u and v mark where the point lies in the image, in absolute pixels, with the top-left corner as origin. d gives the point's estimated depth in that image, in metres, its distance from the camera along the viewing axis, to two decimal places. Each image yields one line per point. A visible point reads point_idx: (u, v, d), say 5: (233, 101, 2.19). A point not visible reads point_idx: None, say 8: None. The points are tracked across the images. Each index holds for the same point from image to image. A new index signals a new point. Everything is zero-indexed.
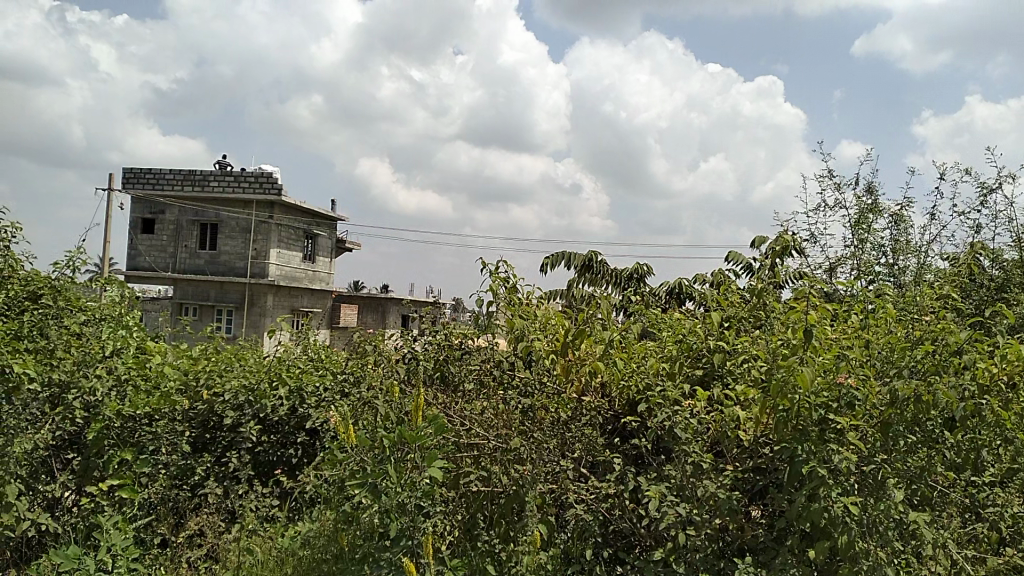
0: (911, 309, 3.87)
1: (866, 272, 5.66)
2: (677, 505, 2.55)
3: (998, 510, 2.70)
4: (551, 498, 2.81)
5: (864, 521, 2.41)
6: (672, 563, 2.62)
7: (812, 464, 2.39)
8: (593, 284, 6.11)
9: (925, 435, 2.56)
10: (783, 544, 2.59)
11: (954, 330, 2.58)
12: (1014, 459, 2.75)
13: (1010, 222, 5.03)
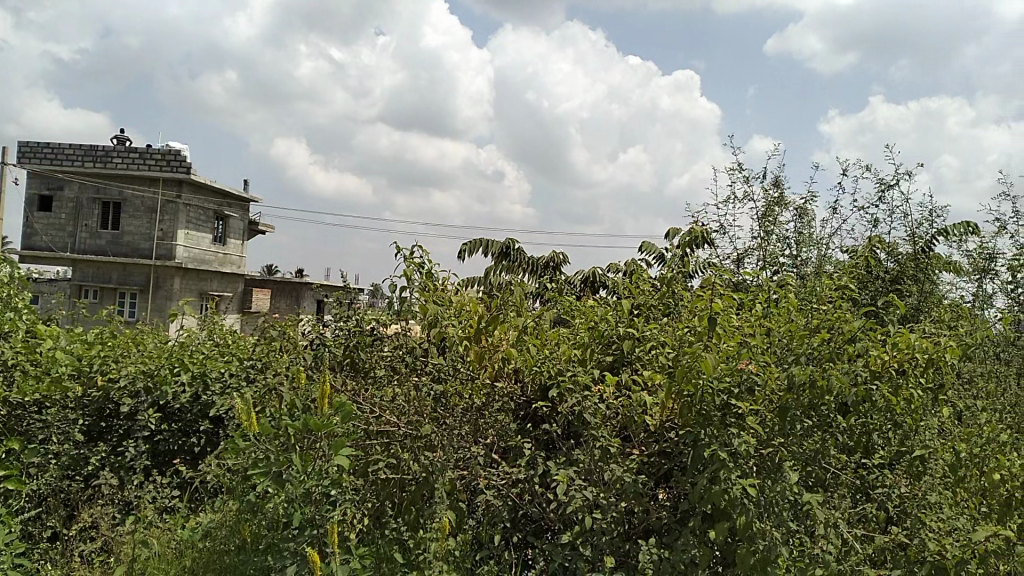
0: (811, 298, 4.02)
1: (772, 263, 5.85)
2: (585, 489, 2.58)
3: (886, 491, 2.80)
4: (461, 484, 2.81)
5: (760, 502, 2.49)
6: (579, 546, 2.63)
7: (713, 447, 2.45)
8: (510, 272, 6.13)
9: (820, 419, 2.65)
10: (686, 525, 2.64)
11: (849, 319, 2.69)
12: (902, 441, 2.87)
13: (904, 217, 5.26)
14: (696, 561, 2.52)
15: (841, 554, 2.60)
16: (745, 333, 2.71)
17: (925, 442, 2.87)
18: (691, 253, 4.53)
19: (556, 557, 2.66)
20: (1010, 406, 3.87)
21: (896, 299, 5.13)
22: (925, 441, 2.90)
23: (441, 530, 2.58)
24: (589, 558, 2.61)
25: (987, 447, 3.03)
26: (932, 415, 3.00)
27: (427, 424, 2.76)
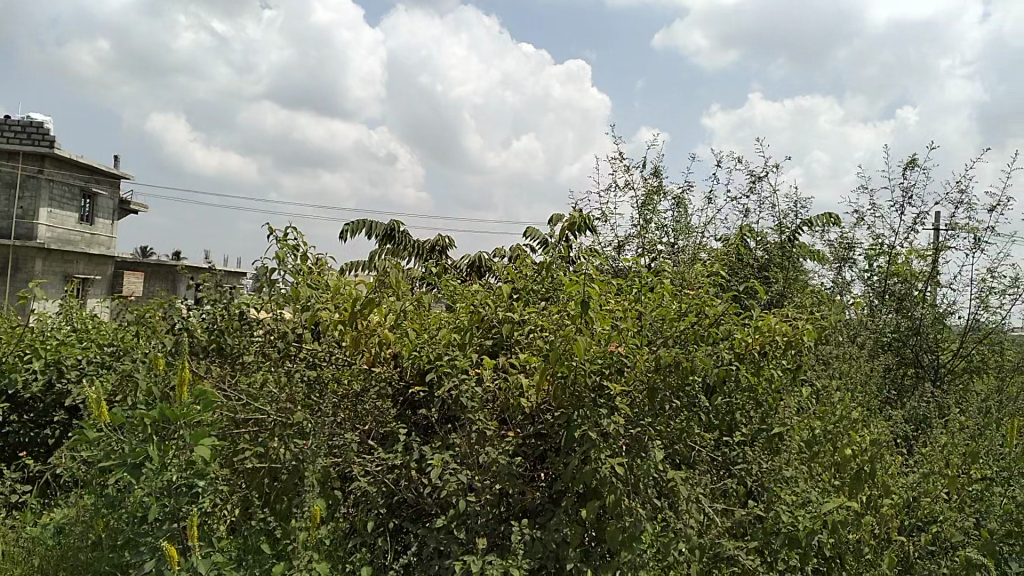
0: (682, 283, 4.15)
1: (650, 249, 6.02)
2: (459, 473, 2.57)
3: (746, 467, 2.90)
4: (336, 472, 2.71)
5: (629, 479, 2.52)
6: (454, 529, 2.61)
7: (584, 428, 2.47)
8: (393, 255, 6.06)
9: (686, 399, 2.74)
10: (558, 506, 2.68)
11: (714, 304, 2.81)
12: (763, 419, 3.00)
13: (773, 207, 5.52)
14: (568, 539, 2.56)
15: (704, 528, 2.69)
16: (615, 316, 2.75)
17: (784, 420, 2.99)
18: (572, 239, 4.59)
19: (431, 540, 2.62)
20: (861, 385, 4.14)
21: (763, 285, 5.38)
22: (784, 419, 3.00)
23: (311, 518, 2.45)
24: (463, 541, 2.57)
25: (841, 424, 3.15)
26: (793, 393, 3.10)
27: (299, 411, 2.66)
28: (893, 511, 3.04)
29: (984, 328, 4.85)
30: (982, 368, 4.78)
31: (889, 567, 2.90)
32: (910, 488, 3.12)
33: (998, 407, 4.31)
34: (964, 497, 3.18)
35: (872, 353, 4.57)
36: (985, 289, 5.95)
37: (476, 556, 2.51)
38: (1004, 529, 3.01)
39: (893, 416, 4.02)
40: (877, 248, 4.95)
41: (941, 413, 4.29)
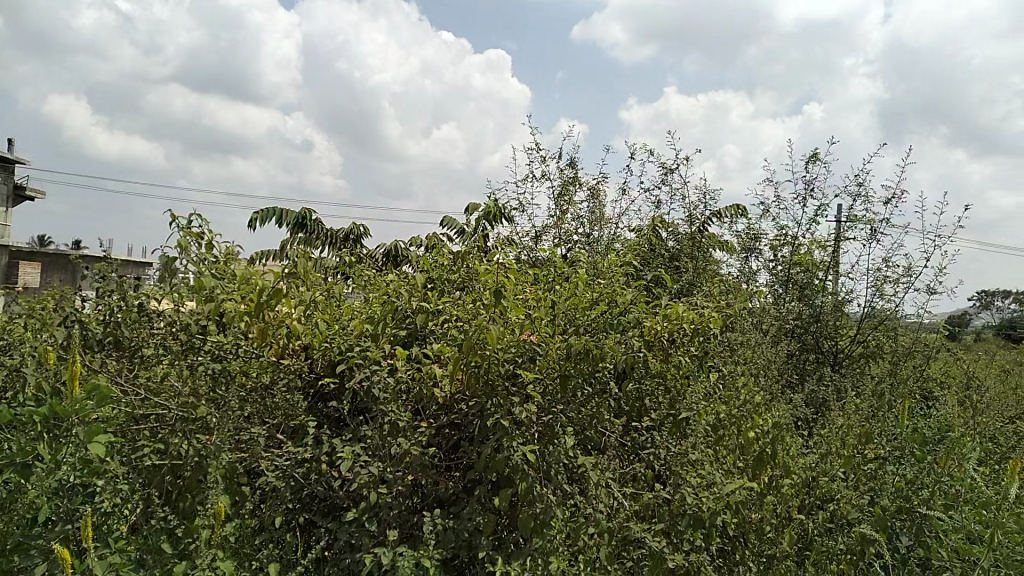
0: (596, 273, 4.22)
1: (566, 240, 6.08)
2: (370, 465, 2.51)
3: (654, 452, 2.90)
4: (242, 468, 2.61)
5: (541, 467, 2.57)
6: (366, 522, 2.55)
7: (497, 416, 2.49)
8: (307, 245, 5.93)
9: (598, 386, 2.75)
10: (472, 495, 2.68)
11: (623, 294, 2.89)
12: (672, 404, 3.00)
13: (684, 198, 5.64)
14: (480, 528, 2.56)
15: (609, 514, 2.66)
16: (529, 306, 2.77)
17: (691, 405, 2.96)
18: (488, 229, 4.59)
19: (341, 535, 2.55)
20: (764, 370, 4.30)
21: (674, 274, 5.50)
22: (691, 404, 2.96)
23: (215, 515, 2.38)
24: (374, 534, 2.54)
25: (744, 408, 3.22)
26: (699, 378, 3.14)
27: (201, 405, 2.50)
28: (794, 492, 3.17)
29: (878, 315, 5.11)
30: (877, 352, 5.05)
31: (789, 544, 3.00)
32: (808, 469, 3.26)
33: (890, 389, 4.56)
34: (860, 476, 3.30)
35: (775, 339, 4.75)
36: (880, 277, 6.28)
37: (387, 547, 2.49)
38: (895, 505, 3.09)
39: (794, 400, 4.19)
40: (781, 238, 5.11)
41: (839, 396, 4.51)
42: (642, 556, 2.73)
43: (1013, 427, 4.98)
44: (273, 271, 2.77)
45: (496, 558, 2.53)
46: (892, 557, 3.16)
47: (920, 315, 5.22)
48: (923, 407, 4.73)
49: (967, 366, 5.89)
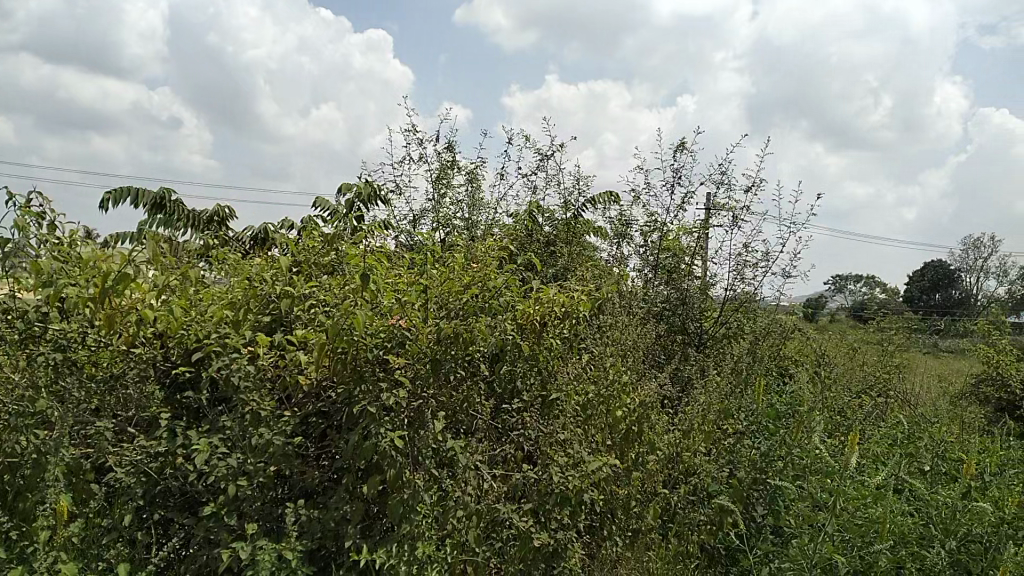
0: (471, 257, 4.19)
1: (444, 224, 5.96)
2: (229, 456, 2.22)
3: (522, 433, 2.86)
4: (89, 464, 2.26)
5: (409, 452, 2.46)
6: (225, 517, 2.25)
7: (364, 403, 2.32)
8: (167, 227, 5.60)
9: (469, 368, 2.67)
10: (340, 483, 2.46)
11: (496, 275, 2.75)
12: (543, 387, 2.95)
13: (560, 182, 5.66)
14: (348, 516, 2.39)
15: (477, 496, 2.60)
16: (399, 289, 2.59)
17: (560, 386, 2.95)
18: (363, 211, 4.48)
19: (200, 530, 2.26)
20: (633, 349, 4.40)
21: (549, 258, 5.51)
22: (559, 386, 2.97)
23: (56, 514, 2.13)
24: (233, 528, 2.26)
25: (611, 385, 3.11)
26: (569, 360, 3.08)
27: (42, 398, 2.15)
28: (659, 468, 3.16)
29: (738, 299, 5.30)
30: (738, 333, 5.24)
31: (655, 518, 3.05)
32: (674, 444, 3.26)
33: (747, 368, 4.78)
34: (719, 449, 3.39)
35: (644, 321, 4.88)
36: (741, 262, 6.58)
37: (247, 540, 2.25)
38: (750, 477, 3.25)
39: (660, 377, 4.33)
40: (652, 225, 5.29)
41: (702, 374, 4.67)
42: (512, 536, 2.70)
43: (856, 403, 5.34)
44: (123, 253, 2.33)
45: (364, 547, 2.37)
46: (745, 526, 3.25)
47: (777, 298, 5.51)
48: (778, 384, 5.00)
49: (816, 345, 6.27)
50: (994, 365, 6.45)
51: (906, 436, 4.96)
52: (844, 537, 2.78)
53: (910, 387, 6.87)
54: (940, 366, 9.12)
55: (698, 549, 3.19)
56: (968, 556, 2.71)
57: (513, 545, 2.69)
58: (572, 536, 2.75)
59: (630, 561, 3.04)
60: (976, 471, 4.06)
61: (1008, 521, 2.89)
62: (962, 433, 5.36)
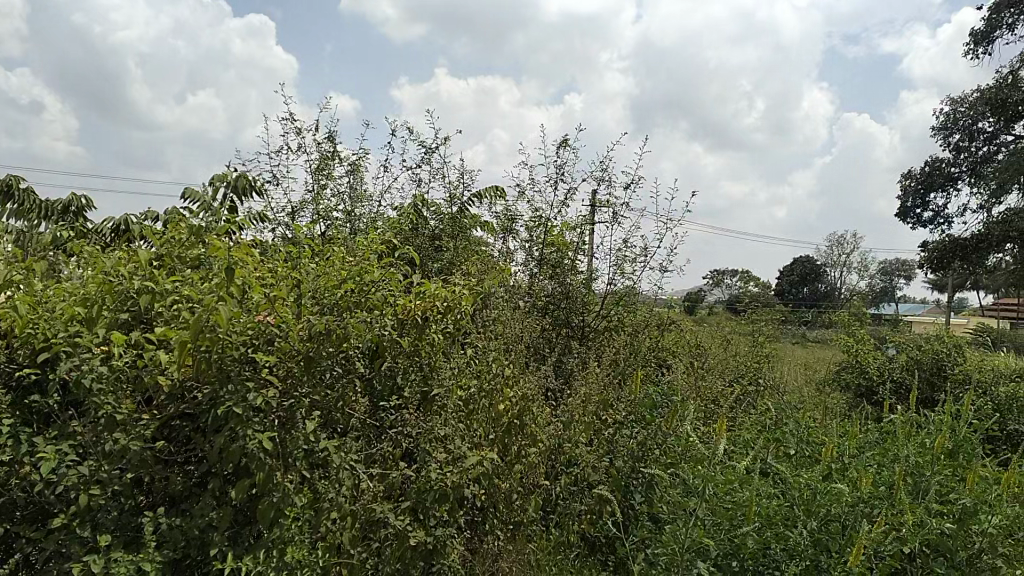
0: (351, 252, 4.00)
1: (324, 216, 5.73)
2: (81, 464, 1.77)
3: (402, 430, 2.55)
4: None
5: (279, 454, 2.04)
6: (77, 529, 1.79)
7: (227, 404, 1.86)
8: (16, 218, 5.14)
9: (343, 363, 2.29)
10: (207, 489, 2.00)
11: (373, 269, 2.34)
12: (424, 381, 2.66)
13: (446, 174, 5.48)
14: (214, 523, 1.95)
15: (349, 495, 2.23)
16: (266, 284, 2.11)
17: (442, 380, 2.66)
18: (235, 205, 4.24)
19: (46, 545, 1.77)
20: (514, 341, 4.37)
21: (435, 254, 5.28)
22: (442, 381, 2.66)
23: None
24: (88, 542, 1.79)
25: (494, 380, 2.96)
26: (451, 357, 2.84)
27: None
28: (539, 461, 3.09)
29: (619, 292, 5.40)
30: (619, 326, 5.32)
31: (533, 511, 2.98)
32: (556, 434, 3.26)
33: (623, 360, 4.88)
34: (600, 440, 3.37)
35: (527, 315, 4.87)
36: (620, 258, 6.75)
37: (104, 555, 1.79)
38: (628, 465, 3.27)
39: (542, 370, 4.30)
40: (536, 220, 5.26)
41: (583, 367, 4.72)
42: (390, 536, 2.36)
43: (729, 393, 5.53)
44: None
45: (233, 555, 1.94)
46: (624, 513, 3.27)
47: (655, 293, 5.69)
48: (656, 374, 5.17)
49: (692, 339, 6.45)
50: (851, 354, 6.85)
51: (774, 421, 5.17)
52: (712, 521, 2.83)
53: (780, 374, 7.19)
54: (808, 353, 9.60)
55: (579, 538, 3.25)
56: (826, 535, 2.79)
57: (391, 547, 2.36)
58: (451, 532, 2.48)
59: (512, 553, 2.96)
60: (835, 454, 4.27)
61: (864, 499, 2.96)
62: (824, 418, 5.65)
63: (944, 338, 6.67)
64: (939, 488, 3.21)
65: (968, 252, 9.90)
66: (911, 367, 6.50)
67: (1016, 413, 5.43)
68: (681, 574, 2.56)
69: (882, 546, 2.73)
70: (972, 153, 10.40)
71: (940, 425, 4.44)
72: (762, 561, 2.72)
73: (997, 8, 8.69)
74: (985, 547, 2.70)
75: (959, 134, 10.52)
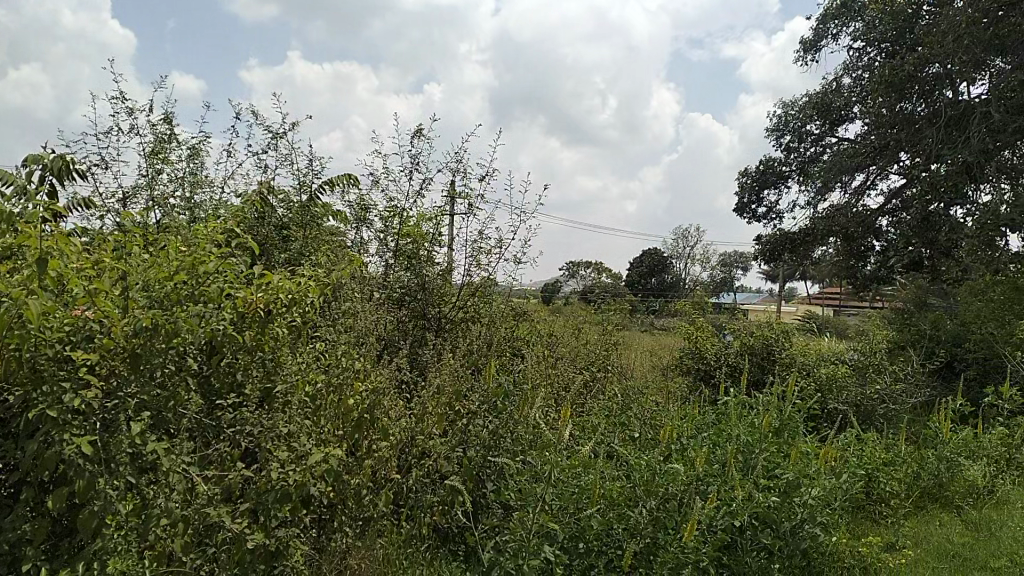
0: (189, 242, 3.73)
1: (160, 203, 5.32)
2: None
3: (245, 430, 2.32)
4: None
5: (103, 459, 1.73)
6: None
7: (40, 408, 1.61)
8: None
9: (175, 361, 1.99)
10: (17, 501, 1.73)
11: (208, 257, 2.11)
12: (269, 377, 2.44)
13: (294, 161, 5.20)
14: (28, 537, 1.69)
15: (184, 499, 2.02)
16: (85, 277, 1.86)
17: (287, 376, 2.46)
18: (53, 192, 3.84)
19: None
20: (366, 332, 4.26)
21: (282, 245, 4.98)
22: (287, 377, 2.47)
23: None
24: None
25: (343, 374, 2.80)
26: (296, 352, 2.62)
27: None
28: (389, 455, 2.95)
29: (476, 284, 5.27)
30: (476, 317, 5.25)
31: (384, 505, 2.86)
32: (408, 428, 3.14)
33: (477, 350, 4.88)
34: (455, 432, 3.28)
35: (380, 306, 4.75)
36: (476, 249, 6.77)
37: None
38: (478, 455, 3.21)
39: (395, 361, 4.19)
40: (391, 210, 5.10)
41: (438, 358, 4.66)
42: (227, 540, 2.16)
43: (580, 382, 5.64)
44: None
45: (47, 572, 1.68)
46: (476, 502, 3.26)
47: (510, 284, 5.72)
48: (510, 363, 5.21)
49: (544, 329, 6.55)
50: (692, 340, 7.22)
51: (620, 406, 5.34)
52: (558, 505, 2.85)
53: (629, 361, 7.44)
54: (655, 341, 10.01)
55: (431, 530, 3.19)
56: (664, 513, 2.90)
57: (229, 552, 2.16)
58: (294, 532, 2.33)
59: (361, 550, 2.89)
60: (676, 436, 4.45)
61: (699, 477, 3.10)
62: (667, 403, 5.91)
63: (773, 324, 7.18)
64: (766, 464, 3.42)
65: (796, 245, 10.72)
66: (745, 351, 6.95)
67: (835, 393, 5.92)
68: (531, 560, 2.53)
69: (714, 521, 2.91)
70: (801, 153, 11.24)
71: (767, 405, 4.75)
72: (606, 542, 2.85)
73: (824, 19, 9.39)
74: (806, 518, 3.00)
75: (790, 135, 11.33)
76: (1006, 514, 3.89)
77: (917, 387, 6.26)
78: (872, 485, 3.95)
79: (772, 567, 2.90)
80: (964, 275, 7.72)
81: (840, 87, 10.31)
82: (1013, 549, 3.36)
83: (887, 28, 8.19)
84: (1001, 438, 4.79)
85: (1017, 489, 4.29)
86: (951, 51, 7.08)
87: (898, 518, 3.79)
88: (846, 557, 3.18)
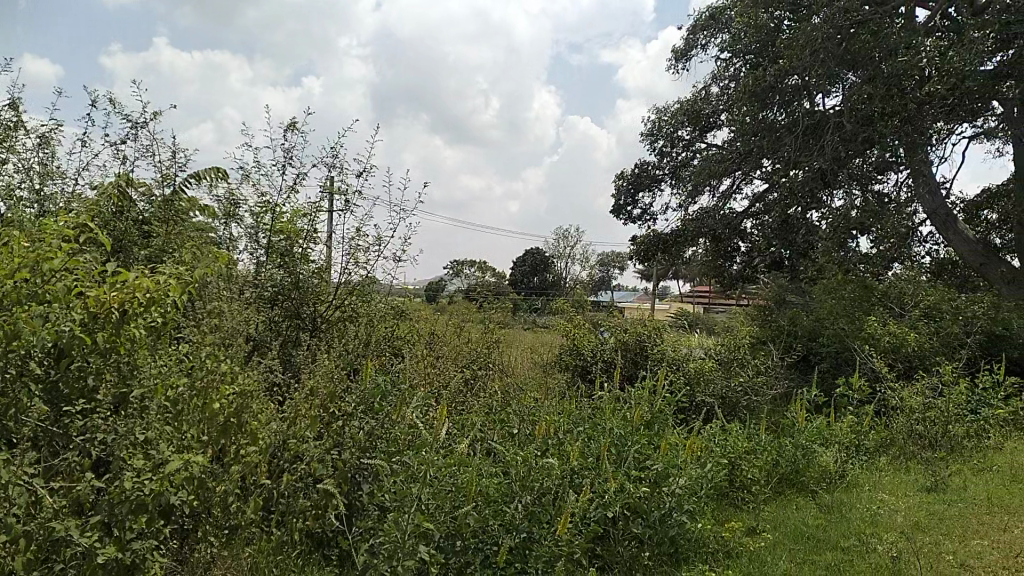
0: (34, 237, 3.44)
1: (4, 195, 4.88)
2: None
3: (98, 438, 2.14)
4: None
5: None
6: None
7: None
8: None
9: (15, 365, 1.80)
10: None
11: (56, 253, 1.93)
12: (125, 381, 2.26)
13: (157, 152, 4.89)
14: None
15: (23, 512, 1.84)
16: None
17: (146, 380, 2.28)
18: None
19: None
20: (234, 332, 4.05)
21: (144, 242, 4.68)
22: (147, 380, 2.30)
23: None
24: None
25: (207, 377, 2.63)
26: (156, 355, 2.45)
27: None
28: (258, 460, 2.81)
29: (353, 282, 5.17)
30: (353, 316, 5.12)
31: (253, 512, 2.72)
32: (278, 431, 3.00)
33: (353, 350, 4.76)
34: (329, 434, 3.16)
35: (250, 306, 4.54)
36: (354, 247, 6.64)
37: None
38: (353, 457, 3.10)
39: (266, 363, 4.02)
40: (263, 205, 4.89)
41: (312, 359, 4.52)
42: (75, 556, 1.97)
43: (461, 381, 5.61)
44: None
45: None
46: (350, 506, 3.16)
47: (388, 283, 5.61)
48: (388, 363, 5.12)
49: (424, 328, 6.49)
50: (570, 338, 7.37)
51: (500, 404, 5.35)
52: (434, 503, 2.80)
53: (510, 359, 7.48)
54: (535, 339, 10.14)
55: (302, 536, 3.07)
56: (539, 508, 2.95)
57: (76, 569, 1.97)
58: (151, 545, 2.16)
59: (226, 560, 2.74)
60: (553, 431, 4.51)
61: (572, 471, 3.17)
62: (546, 399, 5.98)
63: (647, 321, 7.44)
64: (638, 456, 3.51)
65: (668, 246, 11.14)
66: (620, 348, 7.18)
67: (703, 386, 6.19)
68: (406, 562, 2.46)
69: (588, 513, 2.97)
70: (673, 157, 11.69)
71: (639, 399, 4.91)
72: (481, 538, 2.79)
73: (693, 30, 9.79)
74: (674, 506, 3.11)
75: (662, 140, 11.76)
76: (853, 496, 4.19)
77: (776, 378, 6.69)
78: (734, 472, 4.13)
79: (643, 554, 3.00)
80: (819, 274, 8.25)
81: (708, 95, 10.81)
82: (860, 529, 3.62)
83: (751, 41, 8.64)
84: (850, 425, 5.17)
85: (863, 472, 4.63)
86: (808, 64, 7.57)
87: (758, 503, 4.01)
88: (710, 542, 3.32)
